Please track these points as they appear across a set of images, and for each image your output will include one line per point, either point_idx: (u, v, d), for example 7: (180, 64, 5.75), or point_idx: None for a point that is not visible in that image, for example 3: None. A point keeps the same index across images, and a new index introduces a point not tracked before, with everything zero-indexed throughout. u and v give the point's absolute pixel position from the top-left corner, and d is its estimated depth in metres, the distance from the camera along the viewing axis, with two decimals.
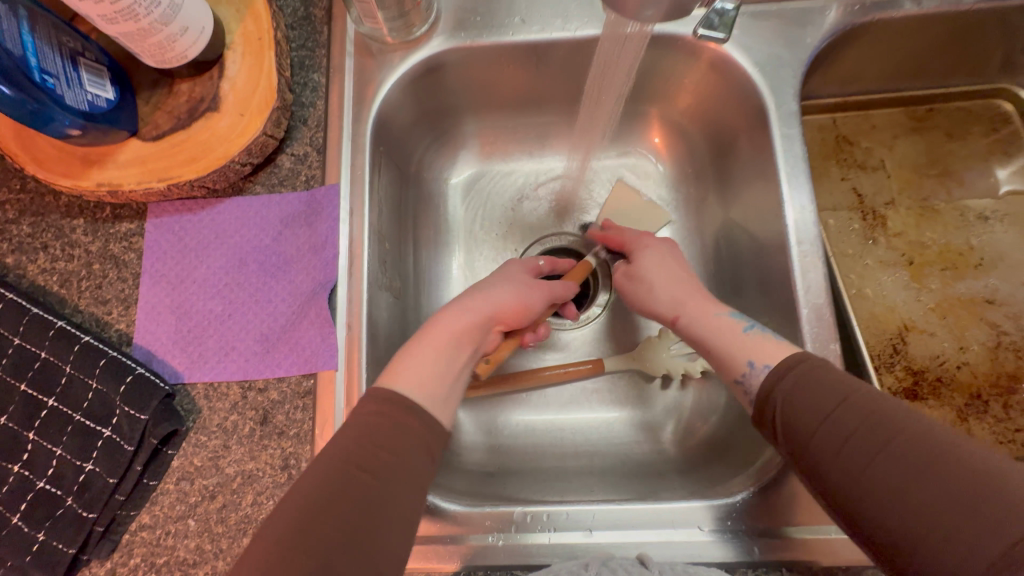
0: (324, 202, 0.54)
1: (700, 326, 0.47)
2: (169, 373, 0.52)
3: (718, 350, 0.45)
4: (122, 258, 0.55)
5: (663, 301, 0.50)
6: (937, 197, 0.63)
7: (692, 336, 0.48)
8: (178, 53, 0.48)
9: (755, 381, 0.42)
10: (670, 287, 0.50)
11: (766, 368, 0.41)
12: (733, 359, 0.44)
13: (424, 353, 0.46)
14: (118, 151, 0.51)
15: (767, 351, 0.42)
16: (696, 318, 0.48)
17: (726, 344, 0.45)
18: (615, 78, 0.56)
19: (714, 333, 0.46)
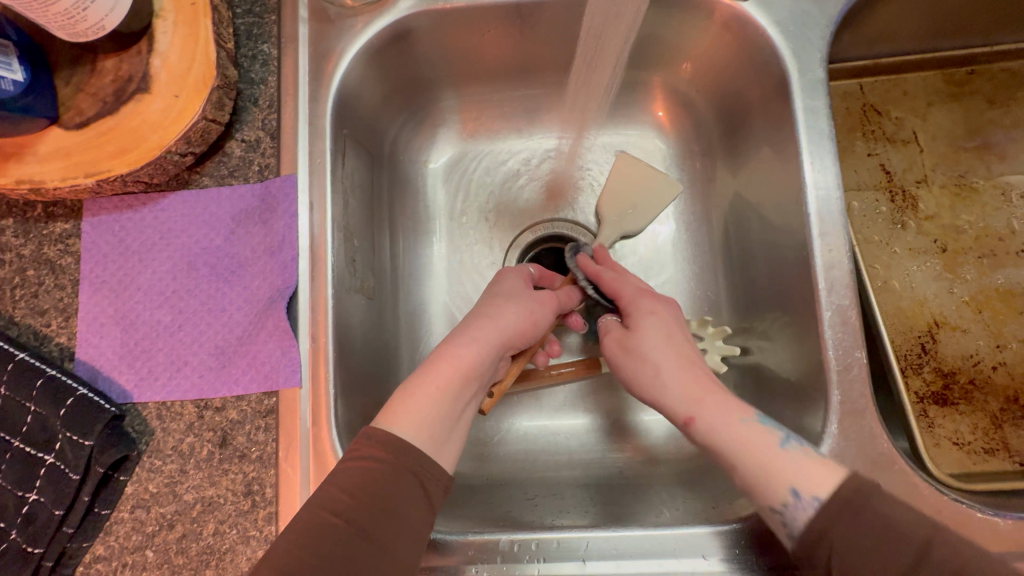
0: (280, 195, 0.48)
1: (717, 429, 0.38)
2: (117, 392, 0.47)
3: (744, 471, 0.37)
4: (58, 263, 0.49)
5: (665, 388, 0.41)
6: (975, 174, 0.56)
7: (698, 439, 0.39)
8: (92, 24, 0.40)
9: (799, 516, 0.35)
10: (662, 380, 0.41)
11: (817, 501, 0.34)
12: (769, 484, 0.36)
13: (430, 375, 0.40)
14: (37, 142, 0.44)
15: (813, 475, 0.35)
16: (719, 425, 0.38)
17: (751, 468, 0.37)
18: (615, 39, 0.52)
19: (712, 435, 0.38)
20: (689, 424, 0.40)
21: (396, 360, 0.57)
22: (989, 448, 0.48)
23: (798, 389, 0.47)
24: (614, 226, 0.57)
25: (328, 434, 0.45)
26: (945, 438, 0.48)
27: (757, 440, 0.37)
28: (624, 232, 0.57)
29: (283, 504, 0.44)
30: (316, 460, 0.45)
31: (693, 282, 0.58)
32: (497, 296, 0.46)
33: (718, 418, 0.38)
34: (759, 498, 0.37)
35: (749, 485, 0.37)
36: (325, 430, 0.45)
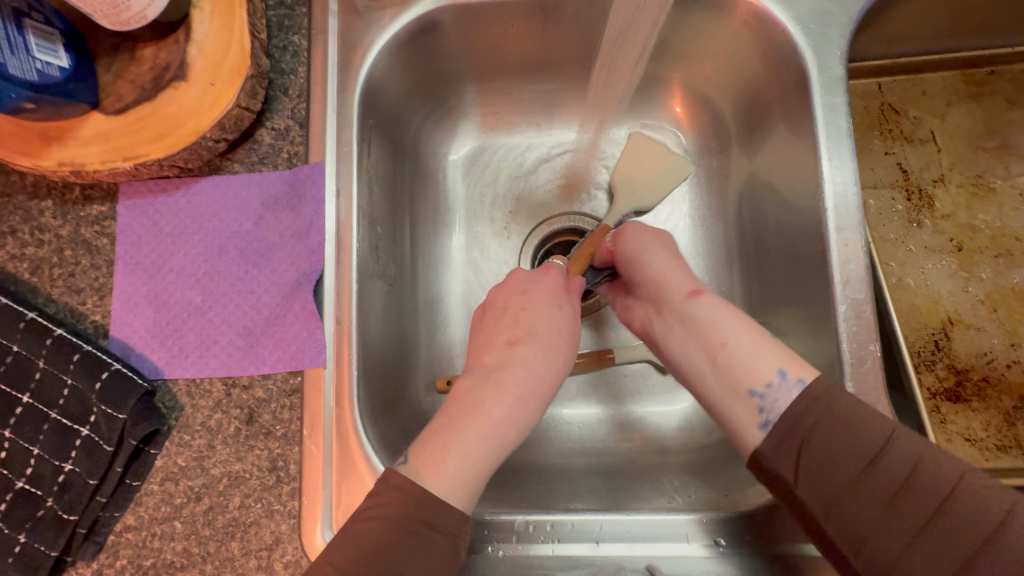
0: (308, 181, 0.49)
1: (715, 310, 0.43)
2: (149, 368, 0.48)
3: (729, 356, 0.41)
4: (94, 243, 0.51)
5: (665, 279, 0.46)
6: (993, 174, 0.57)
7: (689, 320, 0.43)
8: (135, 14, 0.42)
9: (776, 404, 0.39)
10: (662, 275, 0.46)
11: (800, 384, 0.39)
12: (753, 371, 0.40)
13: (470, 408, 0.41)
14: (79, 126, 0.46)
15: (797, 362, 0.39)
16: (720, 303, 0.43)
17: (743, 346, 0.41)
18: (640, 29, 0.52)
19: (699, 318, 0.43)
20: (670, 312, 0.45)
21: (415, 346, 0.58)
22: (1000, 444, 0.48)
23: None
24: (628, 198, 0.58)
25: (350, 413, 0.46)
26: (956, 434, 0.49)
27: (752, 330, 0.42)
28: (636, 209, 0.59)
29: (306, 480, 0.46)
30: (339, 438, 0.46)
31: (707, 276, 0.59)
32: (530, 303, 0.45)
33: (715, 300, 0.43)
34: (740, 383, 0.40)
35: (728, 367, 0.41)
36: (348, 410, 0.46)
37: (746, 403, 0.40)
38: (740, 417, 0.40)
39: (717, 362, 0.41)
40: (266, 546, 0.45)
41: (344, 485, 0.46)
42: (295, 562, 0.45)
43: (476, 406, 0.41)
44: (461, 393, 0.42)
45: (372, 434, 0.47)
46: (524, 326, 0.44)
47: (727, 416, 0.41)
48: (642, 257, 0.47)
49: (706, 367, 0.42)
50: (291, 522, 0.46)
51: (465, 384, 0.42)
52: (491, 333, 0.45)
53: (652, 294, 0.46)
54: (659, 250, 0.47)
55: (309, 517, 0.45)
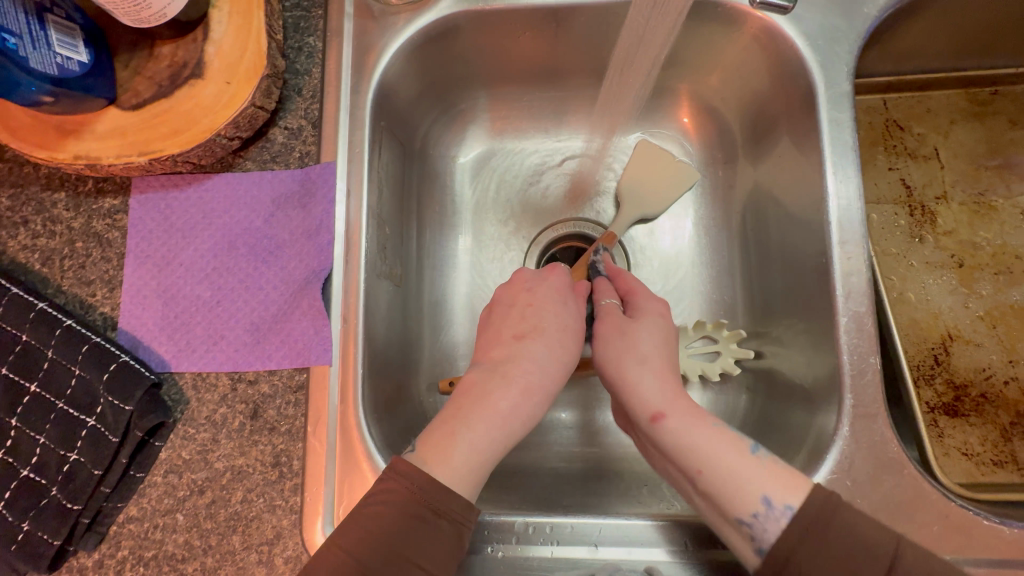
0: (320, 181, 0.50)
1: (684, 435, 0.39)
2: (156, 361, 0.49)
3: (708, 480, 0.38)
4: (106, 236, 0.51)
5: (630, 396, 0.42)
6: (995, 192, 0.57)
7: (662, 449, 0.40)
8: (155, 12, 0.43)
9: (765, 532, 0.36)
10: (631, 381, 0.42)
11: (788, 511, 0.36)
12: (738, 494, 0.37)
13: (477, 396, 0.41)
14: (95, 120, 0.47)
15: (783, 484, 0.37)
16: (685, 423, 0.39)
17: (718, 464, 0.38)
18: (652, 43, 0.53)
19: (684, 443, 0.39)
20: (647, 436, 0.41)
21: (418, 347, 0.59)
22: (998, 460, 0.49)
23: (811, 393, 0.48)
24: (633, 205, 0.59)
25: (354, 411, 0.47)
26: (954, 448, 0.49)
27: (737, 450, 0.38)
28: (641, 215, 0.59)
29: (308, 476, 0.46)
30: (342, 435, 0.47)
31: (710, 285, 0.59)
32: (537, 300, 0.46)
33: (682, 417, 0.40)
34: (726, 510, 0.37)
35: (710, 493, 0.38)
36: (352, 407, 0.47)
37: (736, 530, 0.37)
38: (738, 542, 0.37)
39: (698, 488, 0.38)
40: (267, 541, 0.46)
41: (346, 482, 0.46)
42: (295, 557, 0.45)
43: (484, 394, 0.41)
44: (468, 382, 0.42)
45: (376, 432, 0.47)
46: (532, 322, 0.45)
47: (723, 536, 0.38)
48: (620, 364, 0.43)
49: (691, 492, 0.39)
50: (293, 517, 0.46)
51: (473, 373, 0.43)
52: (497, 328, 0.46)
53: (621, 406, 0.43)
54: (616, 342, 0.44)
55: (310, 512, 0.45)
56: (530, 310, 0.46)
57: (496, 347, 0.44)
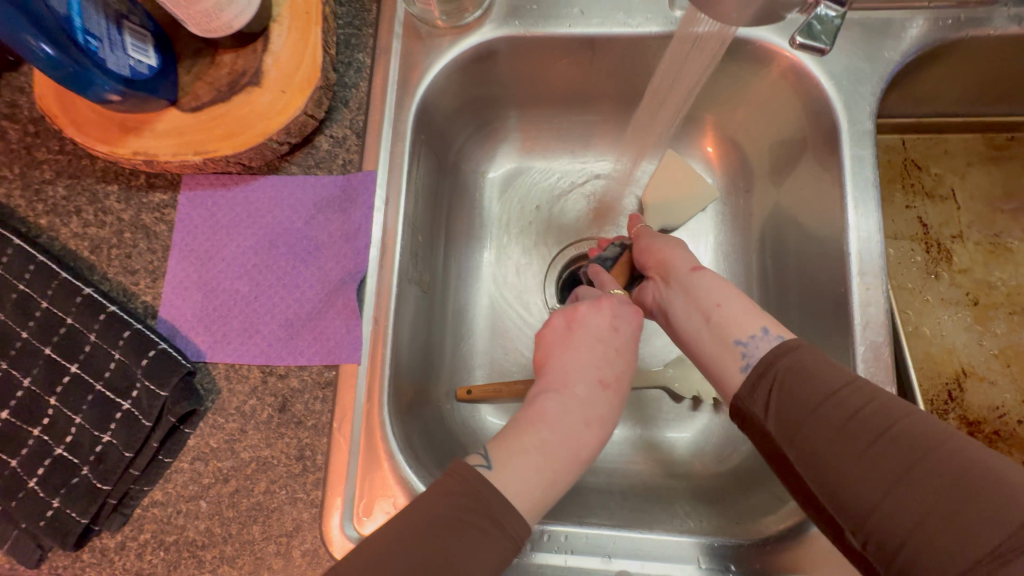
0: (360, 188, 0.52)
1: (714, 286, 0.45)
2: (192, 351, 0.51)
3: (723, 314, 0.43)
4: (153, 229, 0.54)
5: (669, 260, 0.49)
6: (1010, 235, 0.59)
7: (686, 287, 0.46)
8: (223, 23, 0.46)
9: (757, 352, 0.40)
10: (667, 256, 0.49)
11: (780, 338, 0.40)
12: (741, 323, 0.42)
13: (562, 436, 0.41)
14: (156, 120, 0.50)
15: (780, 324, 0.41)
16: (717, 278, 0.45)
17: (735, 299, 0.43)
18: (680, 88, 0.54)
19: (701, 289, 0.45)
20: (677, 282, 0.47)
21: (440, 352, 0.60)
22: None
23: None
24: (659, 216, 0.63)
25: (379, 410, 0.48)
26: None
27: (745, 297, 0.44)
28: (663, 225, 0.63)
29: (332, 471, 0.47)
30: (366, 432, 0.48)
31: None
32: (626, 347, 0.46)
33: (717, 276, 0.46)
34: (725, 332, 0.42)
35: (721, 322, 0.43)
36: (378, 406, 0.49)
37: (731, 350, 0.41)
38: (723, 363, 0.42)
39: (709, 321, 0.43)
40: (287, 532, 0.47)
41: (367, 479, 0.47)
42: (313, 550, 0.46)
43: (568, 436, 0.41)
44: (553, 418, 0.41)
45: (398, 432, 0.49)
46: (616, 371, 0.44)
47: (715, 367, 0.42)
48: (654, 248, 0.51)
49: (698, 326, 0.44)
50: (313, 511, 0.47)
51: (554, 408, 0.42)
52: (581, 360, 0.44)
53: (658, 269, 0.49)
54: (666, 239, 0.52)
55: (330, 506, 0.47)
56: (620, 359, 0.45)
57: (580, 386, 0.43)
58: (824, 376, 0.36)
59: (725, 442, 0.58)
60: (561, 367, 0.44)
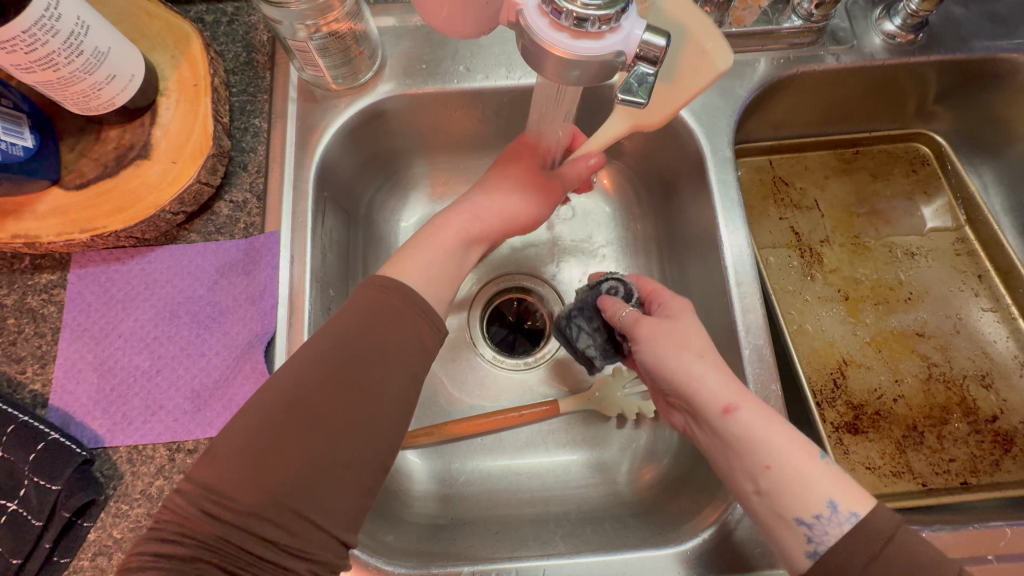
0: (264, 250, 0.53)
1: (756, 428, 0.39)
2: (88, 437, 0.48)
3: (773, 480, 0.38)
4: (40, 312, 0.51)
5: (693, 392, 0.42)
6: (867, 235, 0.67)
7: (725, 442, 0.41)
8: (104, 101, 0.46)
9: (825, 537, 0.37)
10: (691, 392, 0.42)
11: (854, 518, 0.36)
12: (804, 499, 0.37)
13: (439, 263, 0.46)
14: (37, 200, 0.49)
15: (849, 493, 0.37)
16: (755, 414, 0.40)
17: (788, 461, 0.38)
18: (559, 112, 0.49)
19: (742, 446, 0.39)
20: (709, 426, 0.42)
21: None
22: (896, 471, 0.55)
23: None
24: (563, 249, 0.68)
25: None
26: (859, 463, 0.55)
27: (789, 439, 0.39)
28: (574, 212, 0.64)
29: None
30: None
31: None
32: (552, 191, 0.54)
33: (754, 415, 0.40)
34: (784, 510, 0.38)
35: (772, 491, 0.38)
36: None
37: (793, 530, 0.38)
38: (787, 542, 0.38)
39: (760, 487, 0.39)
40: None
41: None
42: None
43: (442, 263, 0.47)
44: (439, 242, 0.47)
45: None
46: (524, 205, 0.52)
47: (774, 538, 0.39)
48: (669, 375, 0.44)
49: (750, 489, 0.39)
50: None
51: (452, 222, 0.49)
52: (500, 177, 0.53)
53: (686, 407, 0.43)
54: (676, 349, 0.44)
55: None
56: (540, 196, 0.53)
57: (488, 213, 0.50)
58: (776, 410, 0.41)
59: (649, 454, 0.61)
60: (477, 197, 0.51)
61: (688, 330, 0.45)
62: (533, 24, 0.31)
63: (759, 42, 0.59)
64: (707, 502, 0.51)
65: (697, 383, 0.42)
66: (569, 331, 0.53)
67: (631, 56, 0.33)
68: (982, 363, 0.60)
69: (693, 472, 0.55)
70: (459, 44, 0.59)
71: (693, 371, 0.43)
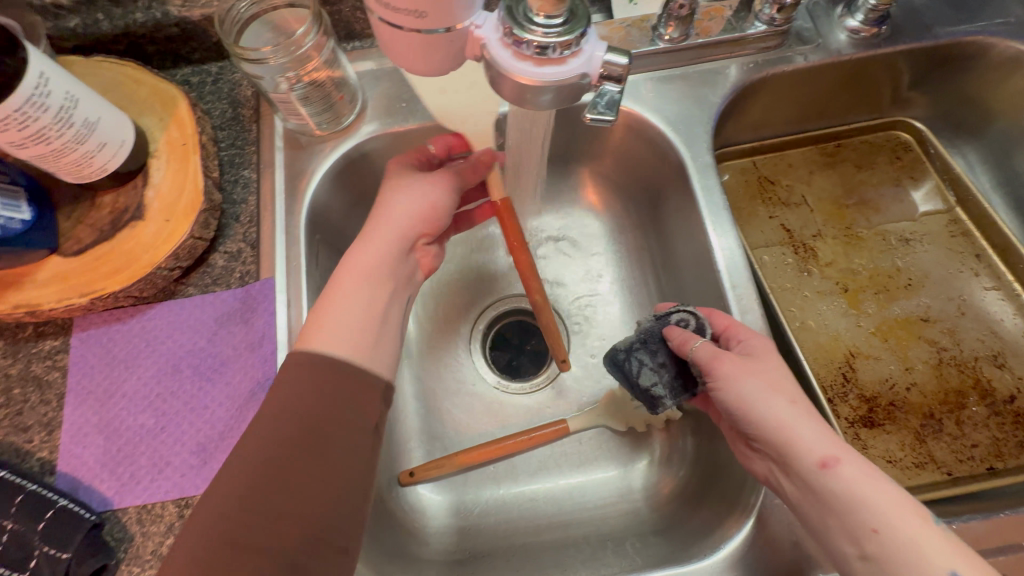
0: (260, 296, 0.53)
1: (859, 487, 0.38)
2: (97, 500, 0.48)
3: (884, 546, 0.36)
4: (45, 379, 0.52)
5: (788, 441, 0.41)
6: (858, 225, 0.67)
7: (822, 497, 0.39)
8: (96, 168, 0.48)
9: None
10: (783, 440, 0.42)
11: None
12: (919, 567, 0.35)
13: (349, 314, 0.43)
14: (37, 269, 0.50)
15: (973, 565, 0.35)
16: (858, 468, 0.39)
17: (897, 526, 0.36)
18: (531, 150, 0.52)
19: (844, 504, 0.38)
20: (802, 479, 0.40)
21: None
22: (918, 462, 0.53)
23: None
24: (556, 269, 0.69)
25: None
26: (878, 457, 0.53)
27: (902, 499, 0.37)
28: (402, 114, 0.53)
29: None
30: None
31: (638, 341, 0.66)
32: (440, 182, 0.52)
33: (856, 473, 0.39)
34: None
35: (883, 558, 0.36)
36: None
37: None
38: None
39: (867, 552, 0.37)
40: None
41: None
42: None
43: (346, 299, 0.44)
44: (345, 290, 0.44)
45: None
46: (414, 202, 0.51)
47: None
48: (757, 420, 0.43)
49: (853, 553, 0.38)
50: None
51: (353, 263, 0.46)
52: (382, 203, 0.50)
53: (777, 456, 0.42)
54: (767, 396, 0.43)
55: None
56: (434, 189, 0.52)
57: (385, 218, 0.49)
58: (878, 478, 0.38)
59: (665, 467, 0.60)
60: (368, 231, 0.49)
61: (775, 371, 0.45)
62: (497, 54, 0.32)
63: (727, 49, 0.61)
64: (729, 513, 0.49)
65: (787, 430, 0.42)
66: (630, 365, 0.51)
67: (595, 76, 0.34)
68: (993, 343, 0.59)
69: (712, 482, 0.54)
70: None
71: (783, 416, 0.42)
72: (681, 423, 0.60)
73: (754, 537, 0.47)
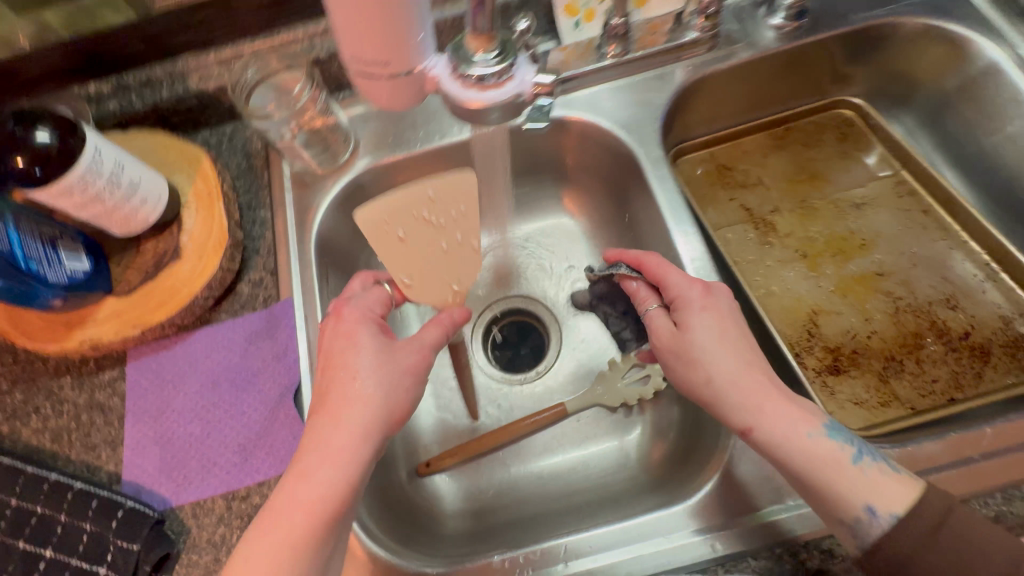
0: (282, 314, 0.62)
1: (775, 443, 0.45)
2: (158, 501, 0.55)
3: (819, 488, 0.44)
4: (107, 403, 0.60)
5: (716, 408, 0.48)
6: (811, 197, 0.73)
7: (757, 453, 0.46)
8: (140, 220, 0.58)
9: (872, 530, 0.42)
10: (712, 408, 0.48)
11: (892, 518, 0.41)
12: (844, 503, 0.43)
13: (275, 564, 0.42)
14: (97, 310, 0.59)
15: (886, 497, 0.42)
16: (771, 429, 0.45)
17: (819, 473, 0.44)
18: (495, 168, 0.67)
19: (778, 458, 0.45)
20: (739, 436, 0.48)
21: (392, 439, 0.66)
22: (884, 401, 0.58)
23: None
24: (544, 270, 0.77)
25: None
26: (847, 400, 0.58)
27: (821, 447, 0.44)
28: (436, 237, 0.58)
29: None
30: None
31: None
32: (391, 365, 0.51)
33: (772, 431, 0.45)
34: (835, 511, 0.43)
35: (822, 498, 0.44)
36: None
37: (843, 526, 0.43)
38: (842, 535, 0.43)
39: (808, 491, 0.45)
40: None
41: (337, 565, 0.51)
42: None
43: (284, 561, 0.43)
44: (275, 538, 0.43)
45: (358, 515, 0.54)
46: (371, 414, 0.48)
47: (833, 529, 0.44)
48: (690, 390, 0.50)
49: (799, 492, 0.45)
50: None
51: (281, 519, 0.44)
52: (339, 392, 0.49)
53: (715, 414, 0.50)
54: (691, 370, 0.49)
55: None
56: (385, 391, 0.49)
57: (315, 495, 0.45)
58: (799, 428, 0.45)
59: (657, 435, 0.65)
60: (321, 427, 0.47)
61: (701, 339, 0.49)
62: (450, 89, 0.41)
63: (666, 58, 0.69)
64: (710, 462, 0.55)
65: (715, 400, 0.48)
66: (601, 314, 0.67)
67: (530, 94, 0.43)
68: (945, 288, 0.63)
69: (697, 440, 0.59)
70: (416, 116, 0.70)
71: (705, 385, 0.48)
72: (668, 393, 0.66)
73: (733, 478, 0.52)
